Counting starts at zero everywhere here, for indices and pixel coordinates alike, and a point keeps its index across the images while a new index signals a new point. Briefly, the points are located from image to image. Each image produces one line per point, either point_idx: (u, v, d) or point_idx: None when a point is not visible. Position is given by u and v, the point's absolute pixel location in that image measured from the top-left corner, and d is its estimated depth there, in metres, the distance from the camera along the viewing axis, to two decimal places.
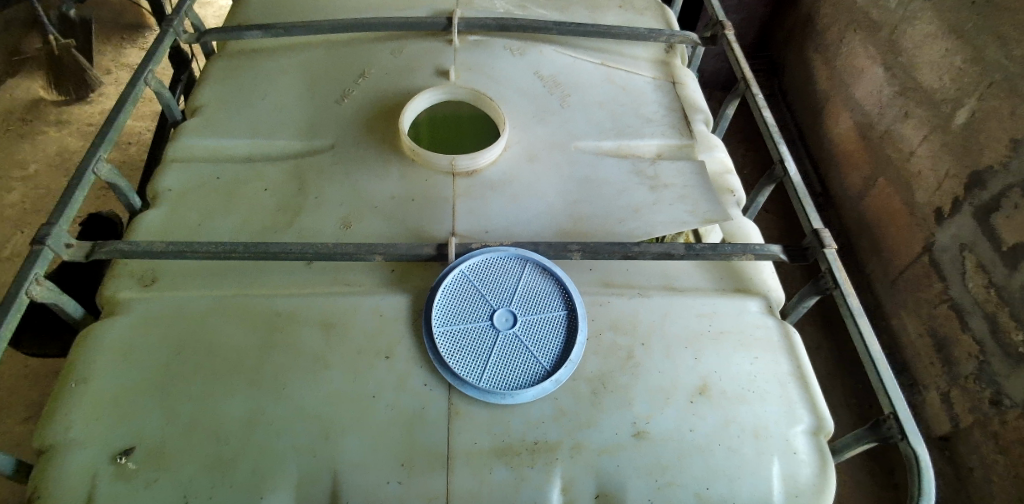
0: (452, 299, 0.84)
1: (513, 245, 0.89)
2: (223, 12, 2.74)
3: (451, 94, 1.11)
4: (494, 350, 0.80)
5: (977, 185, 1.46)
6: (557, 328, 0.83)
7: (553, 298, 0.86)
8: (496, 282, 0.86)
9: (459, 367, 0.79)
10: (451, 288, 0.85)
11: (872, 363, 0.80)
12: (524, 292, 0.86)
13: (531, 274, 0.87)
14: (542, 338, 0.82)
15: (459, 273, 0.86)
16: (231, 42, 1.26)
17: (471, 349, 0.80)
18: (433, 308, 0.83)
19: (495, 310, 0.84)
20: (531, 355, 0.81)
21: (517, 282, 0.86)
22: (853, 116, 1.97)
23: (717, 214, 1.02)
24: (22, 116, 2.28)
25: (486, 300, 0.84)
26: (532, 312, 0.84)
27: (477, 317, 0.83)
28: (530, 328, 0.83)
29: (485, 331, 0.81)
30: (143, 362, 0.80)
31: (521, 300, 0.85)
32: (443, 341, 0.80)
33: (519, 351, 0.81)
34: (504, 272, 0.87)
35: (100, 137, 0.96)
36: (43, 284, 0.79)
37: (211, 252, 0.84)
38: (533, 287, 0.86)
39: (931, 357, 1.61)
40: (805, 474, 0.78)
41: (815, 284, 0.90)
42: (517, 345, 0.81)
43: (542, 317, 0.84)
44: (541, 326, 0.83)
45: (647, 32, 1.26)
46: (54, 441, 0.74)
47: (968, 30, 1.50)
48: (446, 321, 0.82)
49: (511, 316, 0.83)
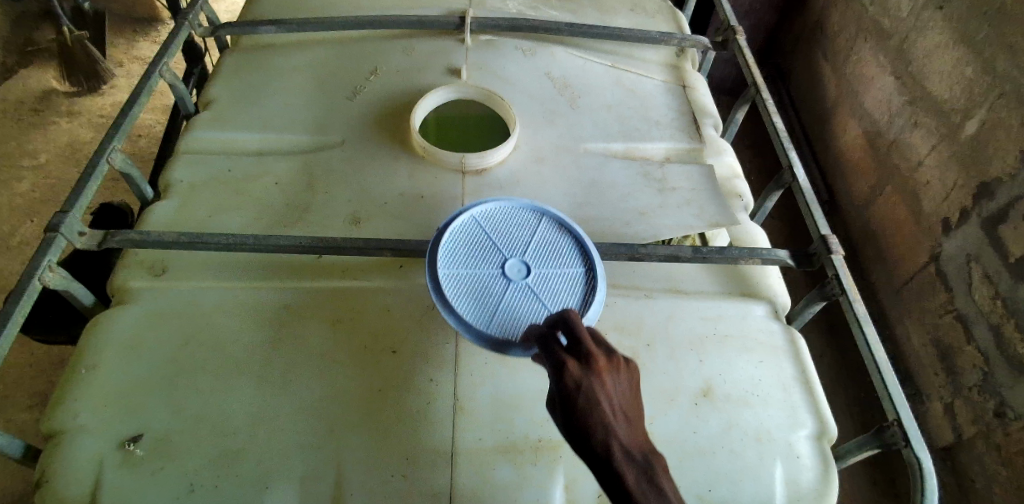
0: (462, 245, 0.80)
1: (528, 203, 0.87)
2: (235, 8, 2.76)
3: (463, 93, 1.11)
4: (502, 299, 0.76)
5: (985, 196, 1.45)
6: (574, 280, 0.80)
7: (568, 254, 0.83)
8: (509, 236, 0.83)
9: (464, 310, 0.74)
10: (460, 230, 0.82)
11: (876, 370, 0.79)
12: (537, 247, 0.83)
13: (548, 227, 0.85)
14: (556, 289, 0.78)
15: (470, 217, 0.84)
16: (245, 37, 1.27)
17: (477, 293, 0.76)
18: (440, 250, 0.78)
19: (505, 259, 0.80)
20: (543, 306, 0.76)
21: (532, 237, 0.84)
22: (861, 124, 1.97)
23: (724, 218, 1.03)
24: (34, 107, 2.30)
25: (497, 248, 0.81)
26: (546, 265, 0.81)
27: (486, 264, 0.79)
28: (543, 281, 0.79)
29: (496, 279, 0.78)
30: (154, 353, 0.80)
31: (534, 252, 0.82)
32: (447, 282, 0.76)
33: (532, 299, 0.77)
34: (518, 226, 0.85)
35: (113, 127, 0.96)
36: (55, 272, 0.79)
37: (222, 245, 0.83)
38: (548, 240, 0.84)
39: (935, 368, 1.61)
40: (807, 478, 0.78)
41: (821, 289, 0.90)
42: (528, 294, 0.77)
43: (555, 269, 0.81)
44: (557, 278, 0.80)
45: (658, 36, 1.25)
46: (63, 427, 0.74)
47: (979, 40, 1.49)
48: (452, 267, 0.77)
49: (523, 267, 0.80)
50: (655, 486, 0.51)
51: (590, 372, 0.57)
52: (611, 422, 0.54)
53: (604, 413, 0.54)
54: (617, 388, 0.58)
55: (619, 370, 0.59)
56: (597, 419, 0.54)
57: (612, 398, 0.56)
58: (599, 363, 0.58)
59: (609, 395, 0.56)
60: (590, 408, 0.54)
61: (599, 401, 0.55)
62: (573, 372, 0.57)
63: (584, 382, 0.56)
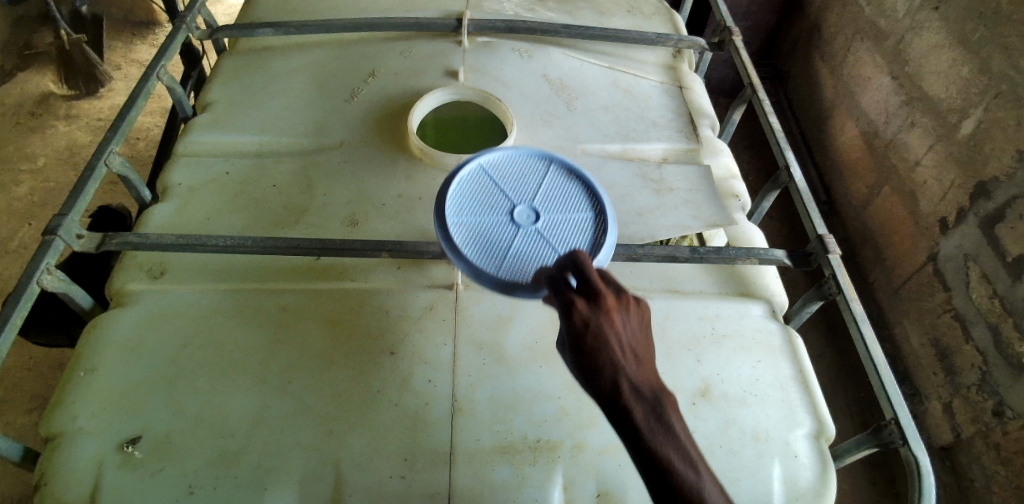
0: (469, 191, 0.79)
1: (535, 149, 0.86)
2: (234, 10, 2.77)
3: (460, 95, 1.12)
4: (512, 245, 0.75)
5: (982, 196, 1.46)
6: (583, 226, 0.80)
7: (576, 201, 0.83)
8: (516, 183, 0.83)
9: (473, 256, 0.73)
10: (467, 179, 0.80)
11: (874, 369, 0.79)
12: (545, 194, 0.82)
13: (555, 176, 0.85)
14: (566, 236, 0.78)
15: (477, 166, 0.82)
16: (243, 39, 1.27)
17: (486, 241, 0.75)
18: (447, 198, 0.77)
19: (514, 206, 0.80)
20: (554, 251, 0.75)
21: (539, 184, 0.83)
22: (859, 125, 1.97)
23: (721, 218, 1.04)
24: (32, 110, 2.30)
25: (505, 196, 0.80)
26: (554, 212, 0.80)
27: (494, 211, 0.78)
28: (552, 227, 0.79)
29: (505, 226, 0.77)
30: (154, 354, 0.80)
31: (542, 200, 0.81)
32: (455, 230, 0.75)
33: (542, 245, 0.76)
34: (525, 174, 0.84)
35: (111, 130, 0.96)
36: (54, 274, 0.79)
37: (219, 247, 0.83)
38: (556, 188, 0.84)
39: (934, 368, 1.61)
40: (805, 477, 0.78)
41: (818, 289, 0.90)
42: (538, 240, 0.77)
43: (565, 216, 0.80)
44: (566, 224, 0.79)
45: (655, 38, 1.25)
46: (62, 429, 0.74)
47: (975, 40, 1.50)
48: (459, 215, 0.76)
49: (532, 214, 0.79)
50: (666, 425, 0.48)
51: (599, 311, 0.52)
52: (621, 363, 0.50)
53: (614, 354, 0.50)
54: (626, 326, 0.53)
55: (629, 306, 0.55)
56: (607, 360, 0.50)
57: (622, 338, 0.52)
58: (608, 301, 0.53)
59: (618, 334, 0.52)
60: (599, 349, 0.50)
61: (608, 341, 0.51)
62: (580, 312, 0.52)
63: (592, 323, 0.51)
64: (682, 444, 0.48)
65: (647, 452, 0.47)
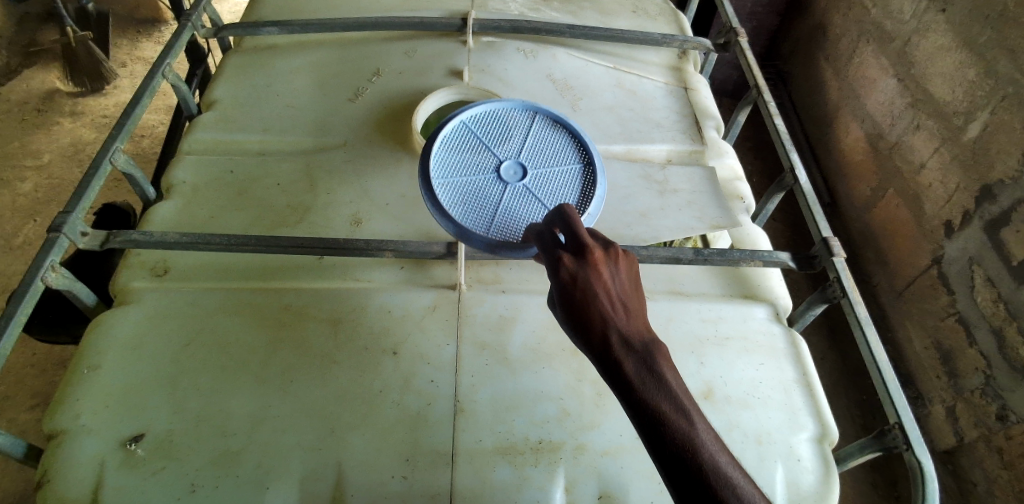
0: (456, 151, 0.84)
1: (517, 105, 0.91)
2: (238, 9, 2.77)
3: (464, 94, 1.12)
4: (501, 201, 0.81)
5: (987, 199, 1.45)
6: (569, 179, 0.85)
7: (560, 155, 0.88)
8: (500, 140, 0.87)
9: (462, 217, 0.77)
10: (452, 137, 0.84)
11: (878, 373, 0.78)
12: (529, 150, 0.87)
13: (539, 131, 0.90)
14: (551, 190, 0.83)
15: (461, 124, 0.86)
16: (248, 38, 1.27)
17: (475, 200, 0.80)
18: (432, 158, 0.81)
19: (500, 163, 0.84)
20: (541, 204, 0.81)
21: (523, 141, 0.88)
22: (863, 127, 1.97)
23: (725, 221, 1.03)
24: (37, 107, 2.31)
25: (491, 154, 0.85)
26: (539, 167, 0.86)
27: (481, 170, 0.83)
28: (538, 181, 0.84)
29: (492, 183, 0.82)
30: (156, 353, 0.81)
31: (526, 155, 0.86)
32: (444, 190, 0.79)
33: (529, 200, 0.81)
34: (510, 130, 0.89)
35: (116, 127, 0.96)
36: (58, 272, 0.80)
37: (222, 245, 0.82)
38: (540, 143, 0.89)
39: (937, 371, 1.61)
40: (807, 481, 0.78)
41: (823, 292, 0.88)
42: (524, 194, 0.82)
43: (550, 170, 0.86)
44: (550, 180, 0.85)
45: (660, 38, 1.25)
46: (64, 427, 0.74)
47: (982, 43, 1.49)
48: (447, 174, 0.80)
49: (517, 171, 0.84)
50: (658, 377, 0.46)
51: (585, 264, 0.52)
52: (609, 314, 0.49)
53: (602, 305, 0.50)
54: (617, 279, 0.52)
55: (619, 260, 0.54)
56: (595, 312, 0.49)
57: (611, 289, 0.51)
58: (595, 254, 0.53)
59: (607, 286, 0.51)
60: (587, 301, 0.50)
61: (596, 293, 0.50)
62: (566, 267, 0.52)
63: (579, 276, 0.51)
64: (678, 396, 0.46)
65: (639, 405, 0.45)
